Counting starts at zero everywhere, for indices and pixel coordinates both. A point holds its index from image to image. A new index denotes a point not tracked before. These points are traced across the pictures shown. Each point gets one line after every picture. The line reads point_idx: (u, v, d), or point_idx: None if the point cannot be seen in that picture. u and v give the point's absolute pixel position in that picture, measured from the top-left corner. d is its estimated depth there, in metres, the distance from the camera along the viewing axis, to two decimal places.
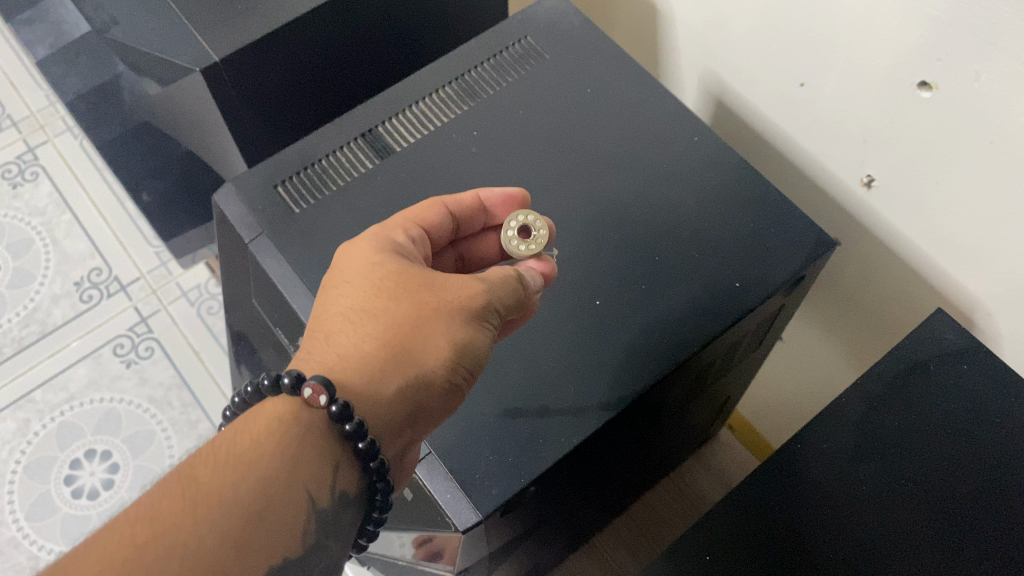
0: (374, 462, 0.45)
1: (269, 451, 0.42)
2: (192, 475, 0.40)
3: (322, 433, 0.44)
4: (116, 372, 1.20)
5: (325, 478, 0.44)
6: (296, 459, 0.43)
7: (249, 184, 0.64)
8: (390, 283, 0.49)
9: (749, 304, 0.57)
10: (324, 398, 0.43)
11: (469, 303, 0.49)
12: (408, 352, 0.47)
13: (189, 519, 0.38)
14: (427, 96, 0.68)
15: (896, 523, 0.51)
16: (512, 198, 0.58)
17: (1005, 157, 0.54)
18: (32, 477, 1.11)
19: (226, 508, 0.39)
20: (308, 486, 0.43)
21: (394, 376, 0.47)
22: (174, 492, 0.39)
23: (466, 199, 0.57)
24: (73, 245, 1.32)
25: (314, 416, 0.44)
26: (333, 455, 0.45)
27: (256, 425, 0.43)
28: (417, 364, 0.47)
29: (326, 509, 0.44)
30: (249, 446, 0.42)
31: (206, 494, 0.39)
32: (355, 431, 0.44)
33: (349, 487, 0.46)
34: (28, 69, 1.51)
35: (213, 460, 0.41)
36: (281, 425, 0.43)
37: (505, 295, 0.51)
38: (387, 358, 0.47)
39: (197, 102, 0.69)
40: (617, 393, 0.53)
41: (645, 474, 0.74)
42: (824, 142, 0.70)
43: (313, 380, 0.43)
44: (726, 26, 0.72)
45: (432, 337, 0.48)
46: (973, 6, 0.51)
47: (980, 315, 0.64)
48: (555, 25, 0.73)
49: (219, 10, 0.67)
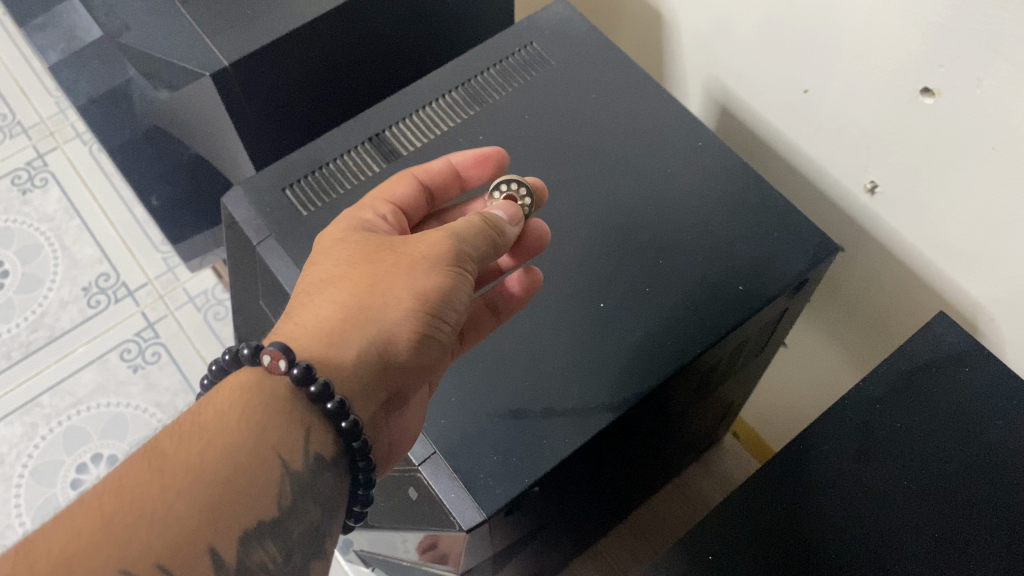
0: (346, 422, 0.46)
1: (235, 418, 0.43)
2: (160, 448, 0.41)
3: (287, 398, 0.45)
4: (122, 377, 1.21)
5: (295, 440, 0.45)
6: (263, 424, 0.44)
7: (258, 188, 0.64)
8: (356, 254, 0.51)
9: (752, 309, 0.57)
10: (283, 362, 0.44)
11: (435, 251, 0.50)
12: (368, 307, 0.48)
13: (156, 487, 0.39)
14: (434, 101, 0.69)
15: (893, 525, 0.51)
16: (486, 157, 0.60)
17: (1007, 163, 0.55)
18: (38, 481, 1.12)
19: (194, 474, 0.40)
20: (277, 450, 0.44)
21: (355, 336, 0.48)
22: (142, 465, 0.40)
23: (435, 167, 0.60)
24: (81, 250, 1.33)
25: (278, 383, 0.45)
26: (301, 419, 0.45)
27: (222, 395, 0.44)
28: (378, 318, 0.48)
29: (301, 471, 0.44)
30: (213, 418, 0.43)
31: (174, 464, 0.40)
32: (320, 392, 0.45)
33: (325, 449, 0.46)
34: (39, 77, 1.53)
35: (180, 433, 0.42)
36: (245, 393, 0.44)
37: (474, 241, 0.52)
38: (347, 318, 0.48)
39: (206, 107, 0.70)
40: (621, 394, 0.54)
41: (649, 477, 0.75)
42: (827, 149, 0.70)
43: (271, 347, 0.45)
44: (730, 32, 0.73)
45: (393, 288, 0.49)
46: (974, 12, 0.51)
47: (982, 321, 0.64)
48: (561, 32, 0.74)
49: (229, 16, 0.68)
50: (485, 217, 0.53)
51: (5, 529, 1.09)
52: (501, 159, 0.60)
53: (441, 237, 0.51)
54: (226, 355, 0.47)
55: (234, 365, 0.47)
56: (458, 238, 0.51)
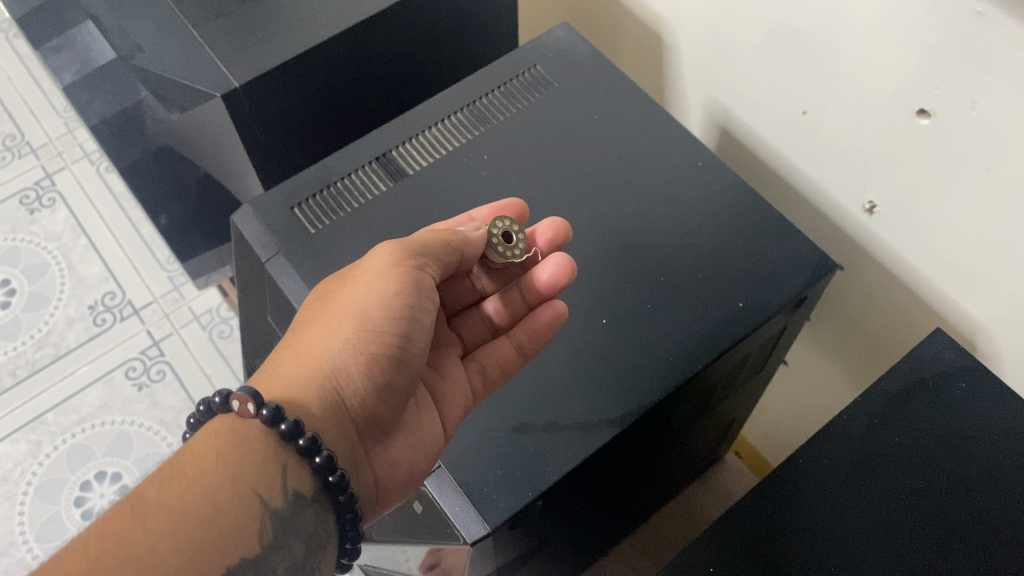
0: (319, 458, 0.47)
1: (211, 462, 0.45)
2: (142, 495, 0.42)
3: (264, 439, 0.47)
4: (127, 395, 1.22)
5: (272, 479, 0.46)
6: (240, 465, 0.45)
7: (267, 206, 0.66)
8: (320, 291, 0.54)
9: (752, 325, 0.58)
10: (251, 405, 0.46)
11: (378, 268, 0.52)
12: (319, 342, 0.52)
13: (140, 532, 0.40)
14: (439, 121, 0.71)
15: (890, 539, 0.52)
16: (505, 207, 0.60)
17: (1004, 182, 0.56)
18: (43, 499, 1.13)
19: (175, 516, 0.42)
20: (254, 488, 0.45)
21: (314, 374, 0.51)
22: (125, 512, 0.41)
23: (455, 221, 0.60)
24: (88, 269, 1.34)
25: (251, 427, 0.47)
26: (277, 459, 0.47)
27: (197, 443, 0.46)
28: (332, 352, 0.51)
29: (281, 508, 0.45)
30: (193, 463, 0.44)
31: (156, 509, 0.42)
32: (290, 430, 0.47)
33: (302, 487, 0.47)
34: (48, 98, 1.55)
35: (160, 480, 0.43)
36: (220, 437, 0.46)
37: (430, 246, 0.54)
38: (308, 358, 0.51)
39: (216, 127, 0.71)
40: (624, 408, 0.54)
41: (651, 493, 0.75)
42: (825, 169, 0.71)
43: (239, 391, 0.46)
44: (729, 55, 0.74)
45: (344, 316, 0.52)
46: (968, 35, 0.53)
47: (980, 339, 0.65)
48: (564, 54, 0.75)
49: (240, 38, 0.70)
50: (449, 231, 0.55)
51: (9, 546, 1.09)
52: (519, 210, 0.60)
53: (386, 252, 0.53)
54: (201, 407, 0.49)
55: (208, 416, 0.49)
56: (406, 247, 0.53)
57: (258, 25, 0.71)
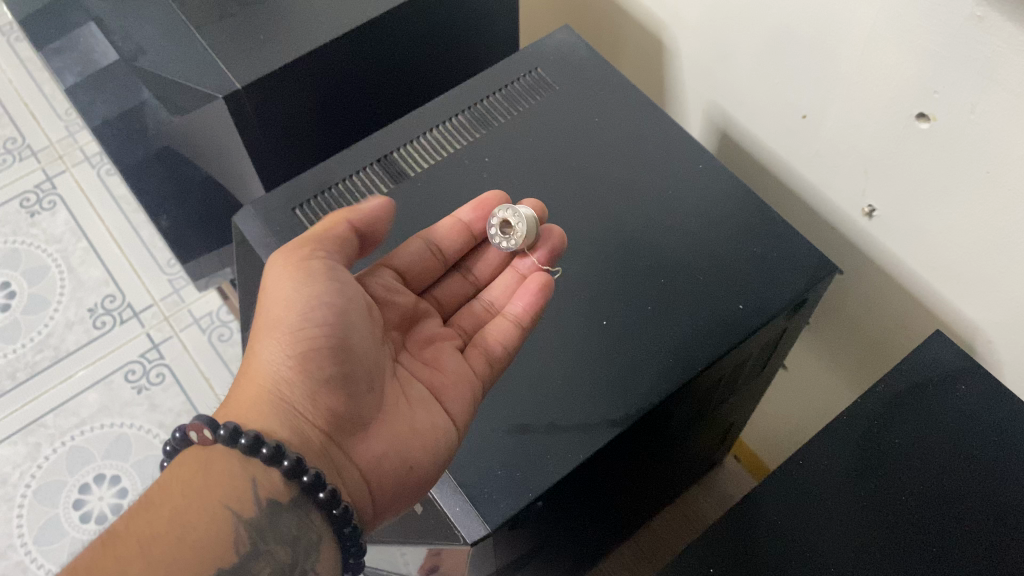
0: (287, 461, 0.47)
1: (178, 489, 0.45)
2: (112, 531, 0.43)
3: (231, 457, 0.47)
4: (126, 398, 1.21)
5: (240, 490, 0.46)
6: (205, 485, 0.46)
7: (269, 209, 0.66)
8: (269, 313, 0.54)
9: (752, 327, 0.58)
10: (207, 431, 0.47)
11: (276, 281, 0.52)
12: (254, 356, 0.52)
13: (111, 561, 0.41)
14: (440, 124, 0.71)
15: (887, 541, 0.52)
16: (485, 201, 0.60)
17: (1004, 187, 0.56)
18: (42, 502, 1.13)
19: (144, 543, 0.42)
20: (224, 503, 0.46)
21: (263, 388, 0.51)
22: (97, 550, 0.42)
23: (443, 227, 0.61)
24: (88, 272, 1.34)
25: (213, 453, 0.47)
26: (246, 473, 0.47)
27: (163, 477, 0.47)
28: (272, 363, 0.51)
29: (255, 518, 0.46)
30: (159, 493, 0.45)
31: (126, 540, 0.43)
32: (250, 444, 0.47)
33: (276, 494, 0.47)
34: (48, 101, 1.55)
35: (129, 514, 0.44)
36: (184, 466, 0.47)
37: (328, 248, 0.53)
38: (257, 374, 0.51)
39: (218, 129, 0.71)
40: (624, 410, 0.54)
41: (650, 496, 0.76)
42: (824, 173, 0.71)
43: (193, 421, 0.48)
44: (729, 59, 0.75)
45: (271, 327, 0.51)
46: (967, 40, 0.53)
47: (981, 342, 0.65)
48: (565, 57, 0.75)
49: (243, 40, 0.70)
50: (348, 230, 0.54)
51: (8, 549, 1.09)
52: (501, 199, 0.61)
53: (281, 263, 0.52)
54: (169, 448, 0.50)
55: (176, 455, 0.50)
56: (298, 250, 0.52)
57: (260, 27, 0.71)
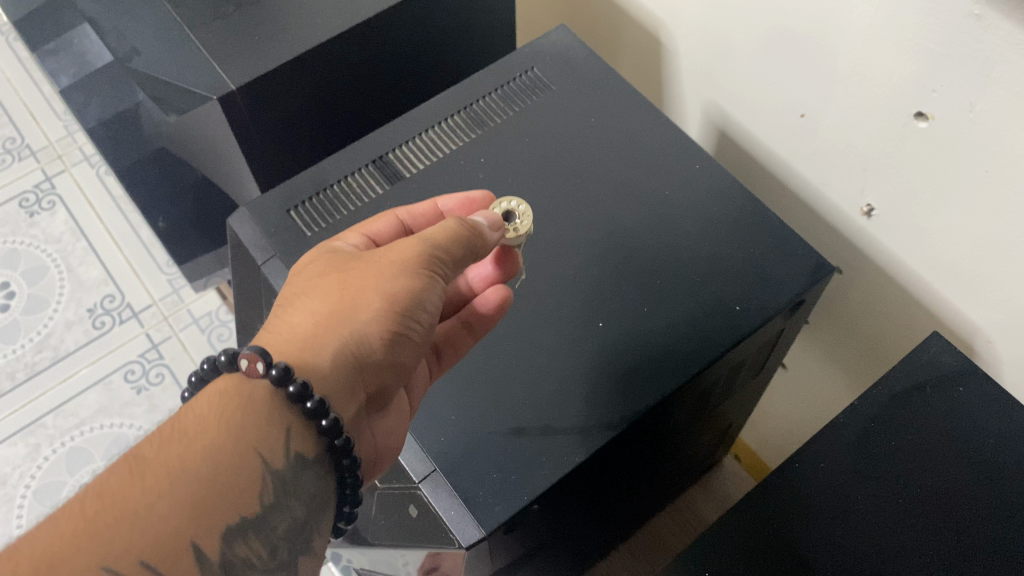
0: (325, 420, 0.46)
1: (214, 424, 0.43)
2: (142, 454, 0.41)
3: (267, 400, 0.45)
4: (126, 398, 1.21)
5: (275, 440, 0.45)
6: (242, 426, 0.44)
7: (263, 209, 0.65)
8: (335, 267, 0.52)
9: (750, 328, 0.58)
10: (261, 364, 0.45)
11: (403, 255, 0.51)
12: (337, 310, 0.49)
13: (140, 491, 0.40)
14: (437, 125, 0.70)
15: (890, 539, 0.52)
16: (473, 200, 0.60)
17: (1004, 185, 0.56)
18: (42, 503, 1.13)
19: (175, 475, 0.41)
20: (257, 448, 0.44)
21: (328, 346, 0.48)
22: (124, 472, 0.40)
23: (420, 209, 0.60)
24: (87, 271, 1.34)
25: (256, 388, 0.45)
26: (281, 422, 0.46)
27: (198, 403, 0.44)
28: (348, 326, 0.49)
29: (282, 471, 0.45)
30: (193, 422, 0.43)
31: (156, 468, 0.41)
32: (300, 391, 0.45)
33: (306, 450, 0.47)
34: (47, 100, 1.55)
35: (161, 440, 0.42)
36: (223, 399, 0.45)
37: (451, 248, 0.52)
38: (321, 326, 0.49)
39: (213, 129, 0.71)
40: (620, 413, 0.54)
41: (650, 496, 0.76)
42: (825, 172, 0.71)
43: (248, 351, 0.45)
44: (728, 58, 0.74)
45: (367, 293, 0.50)
46: (966, 38, 0.53)
47: (979, 342, 0.65)
48: (562, 58, 0.75)
49: (237, 41, 0.69)
50: (469, 223, 0.53)
51: None
52: (489, 202, 0.61)
53: (408, 244, 0.52)
54: (203, 365, 0.48)
55: (213, 374, 0.48)
56: (430, 245, 0.52)
57: (254, 28, 0.70)
